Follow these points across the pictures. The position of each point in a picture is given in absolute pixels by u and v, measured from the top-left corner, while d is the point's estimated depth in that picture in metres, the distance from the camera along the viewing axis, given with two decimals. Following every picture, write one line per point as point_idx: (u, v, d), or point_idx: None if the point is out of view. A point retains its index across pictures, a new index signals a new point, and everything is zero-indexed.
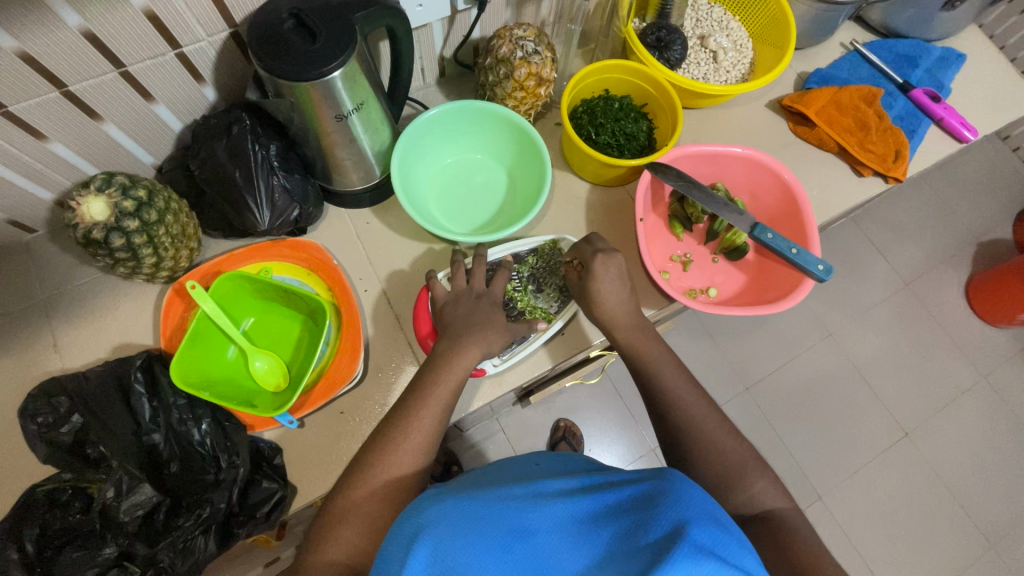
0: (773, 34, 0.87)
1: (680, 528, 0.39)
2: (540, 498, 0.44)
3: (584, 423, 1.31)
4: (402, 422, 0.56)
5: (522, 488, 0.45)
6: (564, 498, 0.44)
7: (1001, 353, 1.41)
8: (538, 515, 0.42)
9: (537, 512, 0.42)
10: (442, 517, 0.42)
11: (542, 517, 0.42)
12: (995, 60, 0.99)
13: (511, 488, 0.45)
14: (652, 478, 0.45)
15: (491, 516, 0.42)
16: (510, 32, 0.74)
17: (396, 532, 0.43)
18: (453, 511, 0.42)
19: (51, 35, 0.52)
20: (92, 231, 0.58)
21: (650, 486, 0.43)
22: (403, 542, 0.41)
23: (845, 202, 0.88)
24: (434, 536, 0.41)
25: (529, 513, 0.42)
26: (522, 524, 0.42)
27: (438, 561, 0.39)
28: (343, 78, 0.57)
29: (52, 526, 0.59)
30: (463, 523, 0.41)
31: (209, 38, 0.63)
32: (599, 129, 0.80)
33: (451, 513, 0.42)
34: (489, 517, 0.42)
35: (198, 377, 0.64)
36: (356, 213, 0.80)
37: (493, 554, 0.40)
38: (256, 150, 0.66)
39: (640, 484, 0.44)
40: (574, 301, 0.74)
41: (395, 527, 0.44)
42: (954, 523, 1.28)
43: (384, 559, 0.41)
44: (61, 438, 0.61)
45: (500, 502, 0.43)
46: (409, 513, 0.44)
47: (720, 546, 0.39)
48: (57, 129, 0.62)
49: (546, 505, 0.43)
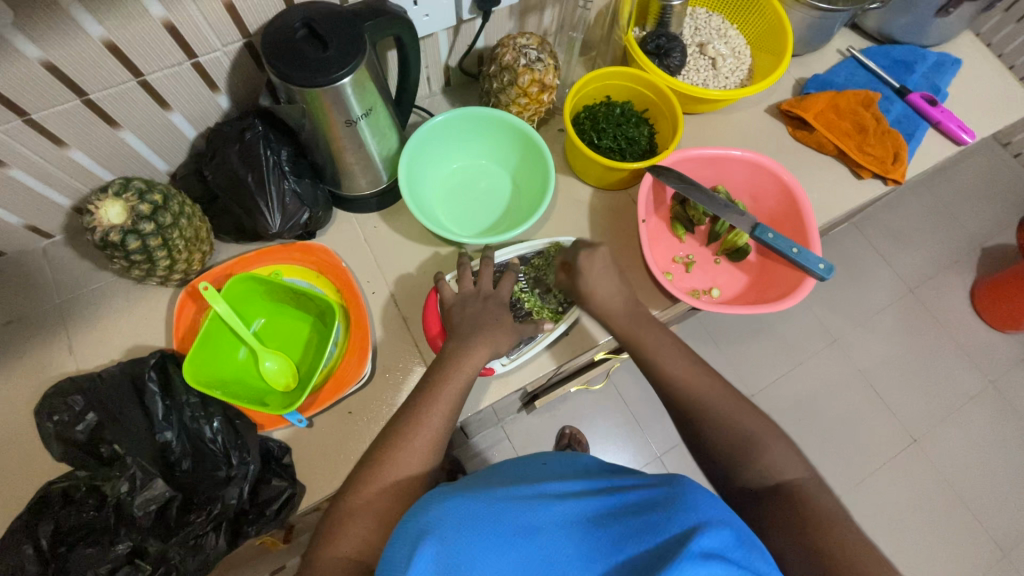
0: (771, 41, 0.89)
1: (686, 530, 0.40)
2: (547, 498, 0.44)
3: (589, 431, 1.31)
4: (410, 419, 0.57)
5: (528, 488, 0.45)
6: (572, 496, 0.44)
7: (1009, 357, 1.41)
8: (545, 512, 0.42)
9: (545, 511, 0.43)
10: (447, 515, 0.42)
11: (549, 517, 0.42)
12: (991, 66, 1.00)
13: (516, 488, 0.45)
14: (665, 484, 0.45)
15: (495, 514, 0.42)
16: (514, 41, 0.76)
17: (403, 529, 0.42)
18: (457, 511, 0.42)
19: (73, 45, 0.55)
20: (109, 234, 0.60)
21: (659, 491, 0.44)
22: (409, 540, 0.41)
23: (845, 204, 0.89)
24: (438, 532, 0.40)
25: (537, 514, 0.42)
26: (531, 524, 0.42)
27: (443, 560, 0.39)
28: (352, 84, 0.59)
29: (65, 523, 0.60)
30: (469, 525, 0.41)
31: (224, 49, 0.65)
32: (601, 134, 0.82)
33: (457, 513, 0.42)
34: (495, 517, 0.42)
35: (210, 377, 0.65)
36: (363, 217, 0.82)
37: (500, 552, 0.40)
38: (268, 156, 0.68)
39: (653, 487, 0.45)
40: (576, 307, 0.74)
41: (399, 526, 0.43)
42: (966, 530, 1.27)
43: (387, 559, 0.41)
44: (75, 437, 0.63)
45: (508, 501, 0.43)
46: (415, 513, 0.44)
47: (729, 549, 0.39)
48: (77, 137, 0.64)
49: (554, 505, 0.43)
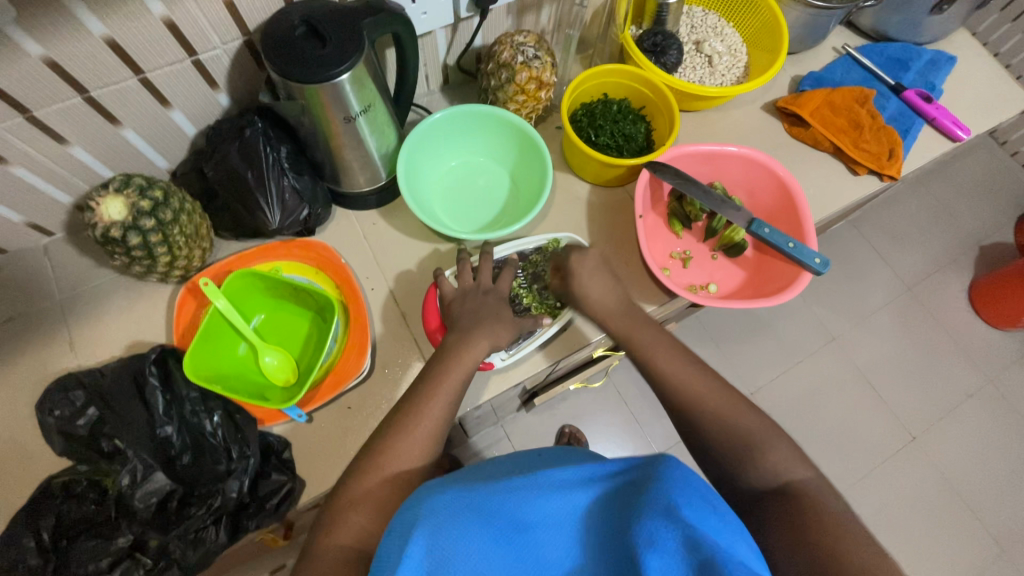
0: (767, 39, 0.90)
1: (669, 514, 0.37)
2: (528, 487, 0.42)
3: (589, 430, 1.31)
4: (410, 411, 0.57)
5: (512, 480, 0.43)
6: (552, 482, 0.42)
7: (1007, 355, 1.41)
8: (526, 504, 0.41)
9: (527, 502, 0.41)
10: (436, 510, 0.41)
11: (531, 507, 0.41)
12: (985, 63, 1.01)
13: (501, 480, 0.44)
14: (646, 463, 0.42)
15: (480, 507, 0.41)
16: (511, 39, 0.77)
17: (394, 526, 0.42)
18: (445, 506, 0.41)
19: (74, 42, 0.55)
20: (110, 230, 0.60)
21: (641, 472, 0.41)
22: (400, 536, 0.40)
23: (842, 200, 0.90)
24: (427, 533, 0.40)
25: (519, 505, 0.41)
26: (520, 514, 0.41)
27: (433, 558, 0.38)
28: (351, 80, 0.60)
29: (67, 517, 0.61)
30: (454, 520, 0.40)
31: (224, 46, 0.66)
32: (598, 131, 0.82)
33: (447, 506, 0.41)
34: (480, 510, 0.41)
35: (210, 372, 0.66)
36: (363, 215, 0.82)
37: (485, 548, 0.39)
38: (269, 152, 0.68)
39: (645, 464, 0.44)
40: (569, 309, 0.74)
41: (393, 521, 0.43)
42: (967, 528, 1.27)
43: (378, 558, 0.40)
44: (76, 431, 0.64)
45: (490, 493, 0.42)
46: (408, 505, 0.43)
47: (710, 532, 0.37)
48: (79, 134, 0.65)
49: (536, 494, 0.42)
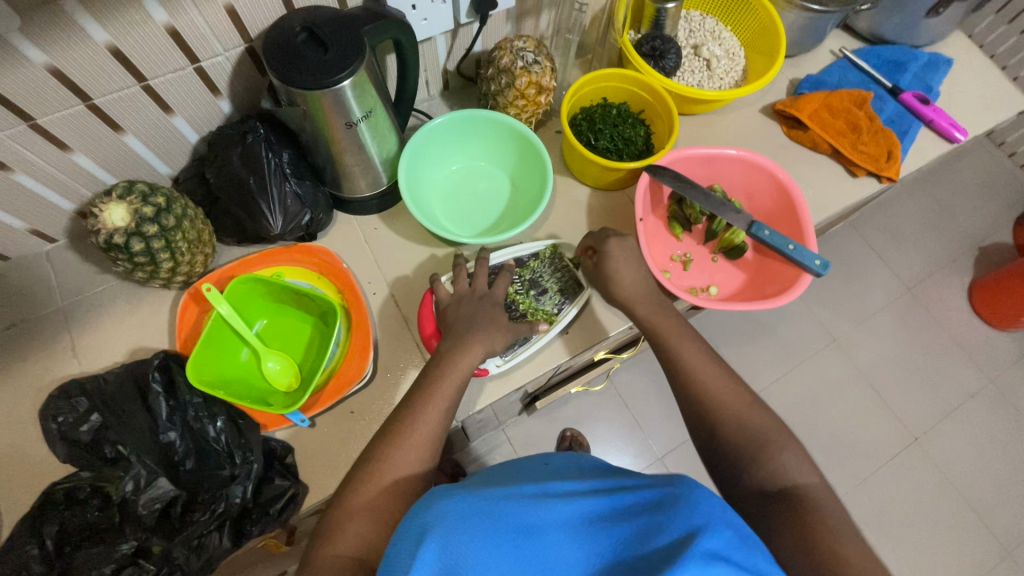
0: (764, 43, 0.90)
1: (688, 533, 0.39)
2: (550, 498, 0.44)
3: (590, 433, 1.31)
4: (409, 416, 0.57)
5: (531, 489, 0.45)
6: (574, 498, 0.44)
7: (1007, 355, 1.41)
8: (548, 514, 0.42)
9: (548, 513, 0.42)
10: (449, 512, 0.41)
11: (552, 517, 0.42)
12: (982, 66, 1.02)
13: (521, 488, 0.45)
14: (666, 484, 0.45)
15: (498, 511, 0.41)
16: (511, 44, 0.77)
17: (403, 529, 0.41)
18: (457, 509, 0.41)
19: (79, 50, 0.56)
20: (113, 236, 0.60)
21: (664, 492, 0.44)
22: (410, 540, 0.39)
23: (841, 202, 0.90)
24: (440, 534, 0.39)
25: (539, 513, 0.42)
26: (531, 521, 0.41)
27: (447, 559, 0.38)
28: (353, 86, 0.60)
29: (70, 524, 0.61)
30: (469, 521, 0.40)
31: (226, 53, 0.66)
32: (598, 135, 0.83)
33: (459, 508, 0.41)
34: (496, 513, 0.41)
35: (213, 378, 0.66)
36: (364, 219, 0.83)
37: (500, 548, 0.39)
38: (270, 158, 0.69)
39: (652, 489, 0.45)
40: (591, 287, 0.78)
41: (401, 524, 0.42)
42: (969, 529, 1.27)
43: (387, 560, 0.39)
44: (80, 437, 0.63)
45: (510, 499, 0.43)
46: (416, 511, 0.43)
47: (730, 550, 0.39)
48: (81, 141, 0.65)
49: (557, 506, 0.43)
